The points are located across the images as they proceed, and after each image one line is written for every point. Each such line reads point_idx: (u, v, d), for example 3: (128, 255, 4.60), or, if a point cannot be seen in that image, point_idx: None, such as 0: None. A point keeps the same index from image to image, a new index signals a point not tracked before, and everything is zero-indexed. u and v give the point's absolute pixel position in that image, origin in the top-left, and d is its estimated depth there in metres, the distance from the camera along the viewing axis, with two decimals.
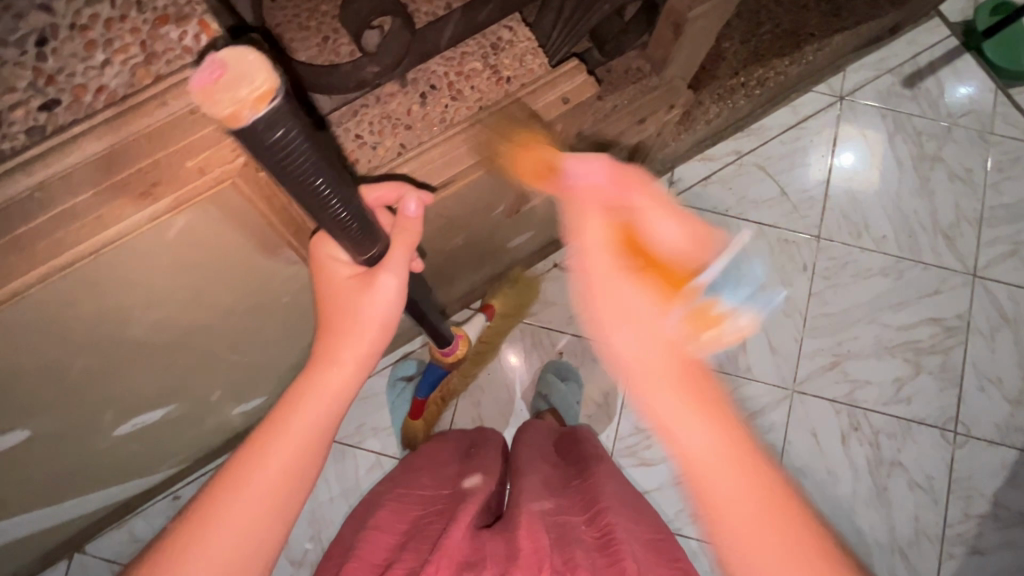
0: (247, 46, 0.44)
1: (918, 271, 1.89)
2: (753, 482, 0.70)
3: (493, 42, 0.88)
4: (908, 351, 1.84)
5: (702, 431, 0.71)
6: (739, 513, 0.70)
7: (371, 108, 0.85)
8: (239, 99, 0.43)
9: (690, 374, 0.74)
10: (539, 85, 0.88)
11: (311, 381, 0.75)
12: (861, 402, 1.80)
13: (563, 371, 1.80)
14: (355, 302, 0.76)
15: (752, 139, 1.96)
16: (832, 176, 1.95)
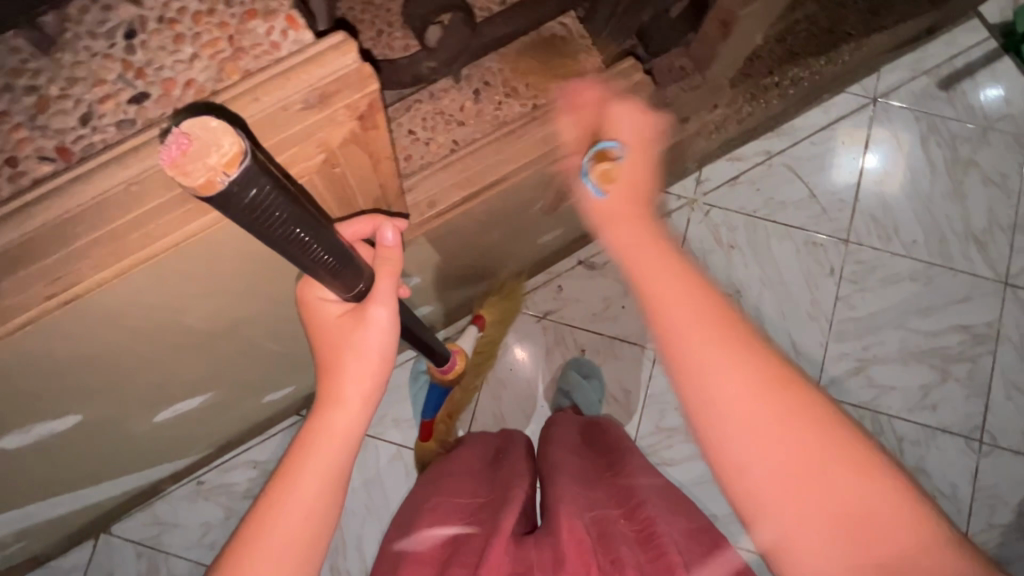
0: (207, 116, 0.46)
1: (948, 277, 1.86)
2: (775, 410, 0.66)
3: (548, 38, 0.92)
4: (935, 357, 1.82)
5: (720, 370, 0.68)
6: (761, 444, 0.66)
7: (425, 103, 0.89)
8: (211, 165, 0.45)
9: (709, 319, 0.69)
10: (597, 81, 0.88)
11: (319, 424, 0.78)
12: (886, 409, 1.79)
13: (585, 368, 1.81)
14: (349, 345, 0.79)
15: (782, 139, 1.94)
16: (863, 177, 1.93)
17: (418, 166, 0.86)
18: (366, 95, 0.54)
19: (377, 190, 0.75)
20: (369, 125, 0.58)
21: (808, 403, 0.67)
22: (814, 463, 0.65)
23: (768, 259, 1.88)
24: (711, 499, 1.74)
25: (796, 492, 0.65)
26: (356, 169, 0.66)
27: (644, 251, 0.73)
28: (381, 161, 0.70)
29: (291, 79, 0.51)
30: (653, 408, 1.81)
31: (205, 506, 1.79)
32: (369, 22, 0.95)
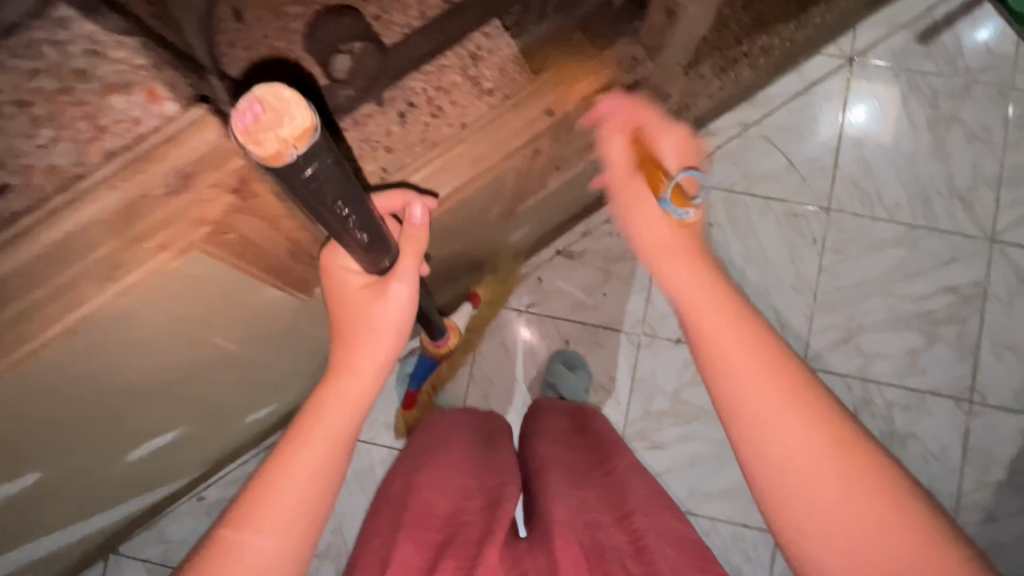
0: (282, 86, 0.52)
1: (933, 238, 1.82)
2: (840, 459, 0.67)
3: (472, 51, 0.94)
4: (923, 321, 1.80)
5: (787, 417, 0.69)
6: (817, 492, 0.67)
7: (352, 130, 0.89)
8: (278, 134, 0.51)
9: (779, 373, 0.71)
10: (523, 96, 0.89)
11: (333, 391, 0.80)
12: (873, 377, 1.78)
13: (570, 359, 1.80)
14: (369, 318, 0.82)
15: (757, 109, 1.87)
16: (844, 139, 1.87)
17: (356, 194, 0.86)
18: (230, 170, 0.57)
19: (288, 242, 0.75)
20: (248, 196, 0.62)
21: (869, 454, 0.67)
22: (867, 520, 0.65)
23: (750, 231, 1.84)
24: (702, 478, 1.76)
25: (848, 536, 0.65)
26: (253, 229, 0.67)
27: (716, 302, 0.75)
28: (280, 214, 0.69)
29: (149, 163, 0.53)
30: (641, 393, 1.81)
31: (208, 520, 1.82)
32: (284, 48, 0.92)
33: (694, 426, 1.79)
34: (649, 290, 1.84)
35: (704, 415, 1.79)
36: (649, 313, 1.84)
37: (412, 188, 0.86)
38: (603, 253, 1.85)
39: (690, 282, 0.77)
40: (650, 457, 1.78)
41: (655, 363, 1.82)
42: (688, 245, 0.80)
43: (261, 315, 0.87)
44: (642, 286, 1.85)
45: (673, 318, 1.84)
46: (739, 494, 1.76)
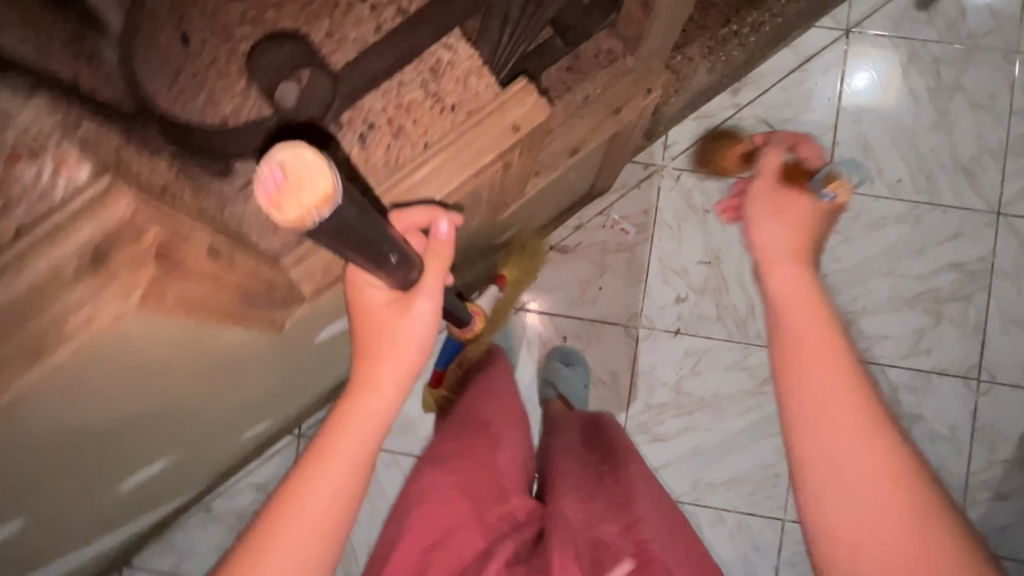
0: (300, 149, 0.56)
1: (937, 215, 1.77)
2: (892, 480, 0.71)
3: (432, 66, 0.86)
4: (927, 300, 1.75)
5: (858, 430, 0.73)
6: (870, 506, 0.70)
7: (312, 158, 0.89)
8: (301, 198, 0.56)
9: (859, 391, 0.75)
10: (488, 110, 0.81)
11: (353, 407, 0.82)
12: (878, 359, 1.75)
13: (568, 356, 1.78)
14: (391, 332, 0.85)
15: (750, 89, 1.81)
16: (841, 115, 1.80)
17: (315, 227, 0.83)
18: (149, 240, 0.55)
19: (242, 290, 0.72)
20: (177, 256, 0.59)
21: (922, 483, 0.71)
22: (910, 545, 0.68)
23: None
24: (706, 468, 1.75)
25: (895, 554, 0.68)
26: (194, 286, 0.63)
27: (813, 317, 0.80)
28: (215, 266, 0.66)
29: (61, 238, 0.50)
30: (642, 386, 1.79)
31: (216, 530, 1.84)
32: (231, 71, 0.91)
33: (695, 417, 1.77)
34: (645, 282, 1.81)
35: (706, 406, 1.77)
36: (647, 305, 1.81)
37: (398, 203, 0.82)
38: (598, 247, 1.82)
39: (793, 289, 0.83)
40: (652, 450, 1.77)
41: (654, 355, 1.80)
42: (790, 259, 0.85)
43: (229, 356, 0.82)
44: (639, 279, 1.81)
45: (671, 309, 1.80)
46: (744, 483, 1.75)
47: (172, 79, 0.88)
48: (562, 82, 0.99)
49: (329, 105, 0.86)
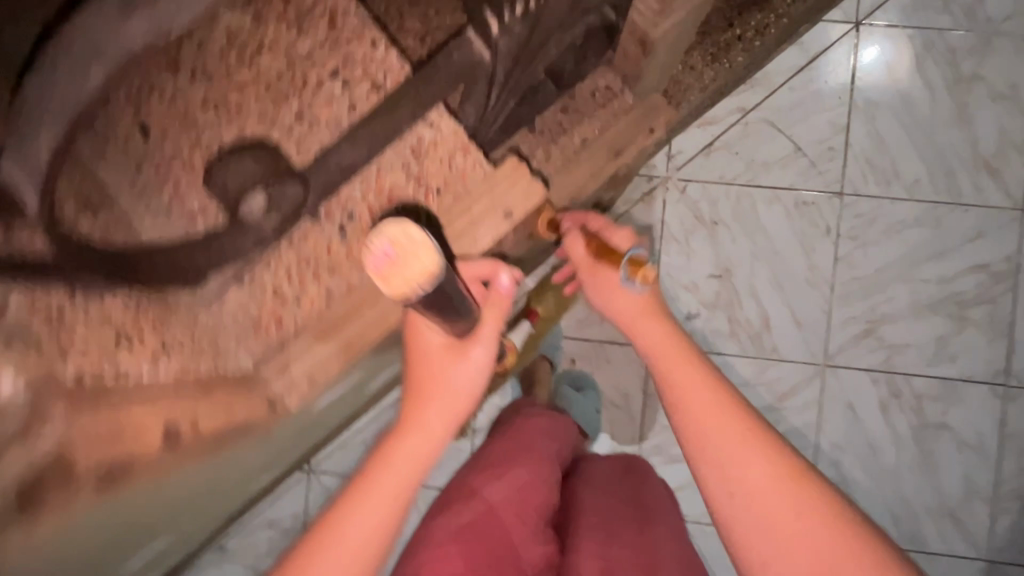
0: (410, 227, 0.57)
1: (959, 215, 1.68)
2: (788, 491, 0.66)
3: (413, 145, 0.83)
4: (950, 304, 1.68)
5: (741, 447, 0.69)
6: (771, 529, 0.66)
7: (287, 253, 0.85)
8: (403, 275, 0.57)
9: (730, 408, 0.72)
10: (480, 190, 0.86)
11: (400, 442, 0.74)
12: (900, 368, 1.68)
13: (578, 379, 1.72)
14: (442, 373, 0.78)
15: (757, 92, 1.71)
16: (854, 114, 1.70)
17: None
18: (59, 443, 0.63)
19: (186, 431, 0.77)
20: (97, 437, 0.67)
21: (809, 479, 0.67)
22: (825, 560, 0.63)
23: (755, 225, 1.71)
24: None
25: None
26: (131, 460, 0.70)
27: (672, 350, 0.78)
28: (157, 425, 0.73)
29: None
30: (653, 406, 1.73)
31: None
32: (199, 165, 0.78)
33: None
34: None
35: None
36: None
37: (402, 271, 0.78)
38: None
39: (654, 337, 0.80)
40: (669, 472, 1.72)
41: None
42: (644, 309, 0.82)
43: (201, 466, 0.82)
44: None
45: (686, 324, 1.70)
46: None
47: (131, 177, 0.76)
48: (558, 124, 0.92)
49: (301, 205, 0.81)
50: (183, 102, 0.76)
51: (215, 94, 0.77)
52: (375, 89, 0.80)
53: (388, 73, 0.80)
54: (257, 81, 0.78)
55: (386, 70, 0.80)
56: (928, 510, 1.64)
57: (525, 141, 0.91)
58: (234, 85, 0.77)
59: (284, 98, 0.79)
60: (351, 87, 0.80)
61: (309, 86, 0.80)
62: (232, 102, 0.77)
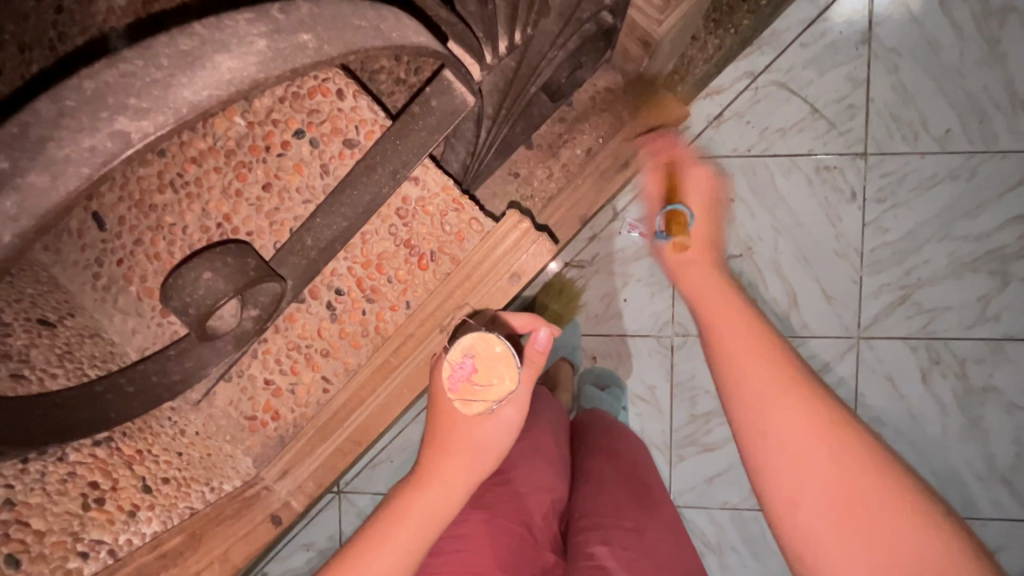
0: (493, 340, 0.49)
1: (1005, 161, 1.03)
2: (871, 493, 0.37)
3: (397, 208, 0.55)
4: (1001, 265, 1.04)
5: (780, 403, 0.40)
6: (804, 470, 0.38)
7: (249, 374, 0.56)
8: (487, 402, 0.49)
9: (775, 360, 0.42)
10: (481, 259, 0.57)
11: (402, 506, 0.49)
12: (940, 336, 1.05)
13: (603, 378, 1.10)
14: (471, 431, 0.52)
15: (766, 51, 1.06)
16: (882, 48, 1.04)
17: (285, 437, 0.58)
18: None
19: None
20: None
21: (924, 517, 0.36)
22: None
23: (775, 200, 1.07)
24: None
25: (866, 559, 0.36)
26: None
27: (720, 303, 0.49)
28: None
29: None
30: (686, 401, 1.09)
31: None
32: (167, 255, 0.56)
33: None
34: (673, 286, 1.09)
35: None
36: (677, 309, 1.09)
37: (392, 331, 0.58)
38: None
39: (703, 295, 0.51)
40: (698, 466, 1.09)
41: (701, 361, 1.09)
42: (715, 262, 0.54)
43: None
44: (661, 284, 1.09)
45: None
46: None
47: (94, 275, 0.57)
48: (557, 136, 0.82)
49: (271, 317, 0.50)
50: (141, 180, 0.55)
51: (177, 169, 0.55)
52: (342, 151, 0.55)
53: (356, 127, 0.55)
54: (217, 152, 0.55)
55: (356, 124, 0.55)
56: (983, 478, 1.04)
57: (523, 159, 0.82)
58: (190, 156, 0.55)
59: (246, 166, 0.56)
60: (317, 149, 0.56)
61: (269, 152, 0.56)
62: (194, 176, 0.55)
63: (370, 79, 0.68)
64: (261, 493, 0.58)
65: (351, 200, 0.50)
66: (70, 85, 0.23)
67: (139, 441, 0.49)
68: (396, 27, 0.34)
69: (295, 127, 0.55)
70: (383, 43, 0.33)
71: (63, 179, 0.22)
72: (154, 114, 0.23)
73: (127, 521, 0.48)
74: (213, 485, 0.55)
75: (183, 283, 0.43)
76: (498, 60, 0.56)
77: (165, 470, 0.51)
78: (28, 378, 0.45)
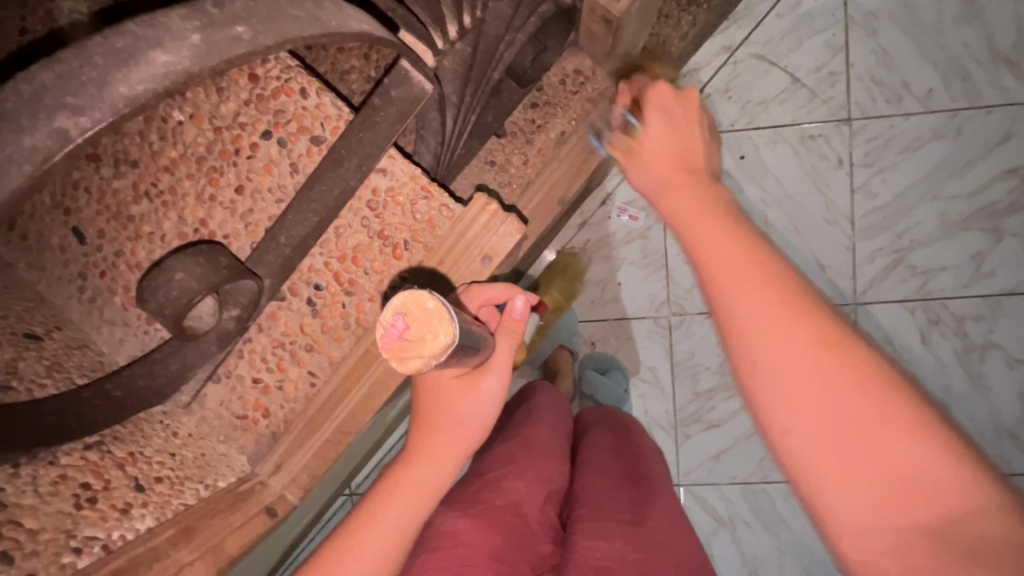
0: (424, 293, 0.41)
1: (991, 114, 1.01)
2: (897, 439, 0.28)
3: (368, 200, 0.57)
4: (992, 218, 1.01)
5: (779, 332, 0.31)
6: (815, 411, 0.30)
7: (238, 372, 0.58)
8: (423, 360, 0.41)
9: (769, 274, 0.33)
10: (454, 245, 0.58)
11: (392, 482, 0.51)
12: (936, 296, 1.03)
13: (602, 361, 1.11)
14: (456, 408, 0.54)
15: (742, 24, 1.06)
16: (855, 10, 1.03)
17: (277, 432, 0.60)
18: None
19: None
20: None
21: (958, 452, 0.28)
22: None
23: (761, 172, 1.07)
24: None
25: (885, 511, 0.28)
26: None
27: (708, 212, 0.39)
28: None
29: None
30: (685, 378, 1.09)
31: None
32: (148, 262, 0.57)
33: None
34: (664, 264, 1.09)
35: None
36: (670, 287, 1.09)
37: (372, 322, 0.59)
38: None
39: (682, 200, 0.42)
40: (703, 443, 1.09)
41: (700, 338, 1.09)
42: (673, 161, 0.46)
43: None
44: (651, 263, 1.10)
45: None
46: None
47: (78, 288, 0.58)
48: (530, 122, 0.82)
49: (252, 312, 0.51)
50: (117, 192, 0.56)
51: (151, 178, 0.56)
52: (310, 148, 0.56)
53: (322, 124, 0.56)
54: (189, 158, 0.56)
55: (321, 121, 0.56)
56: (989, 435, 1.01)
57: (498, 148, 0.82)
58: (163, 165, 0.56)
59: (219, 172, 0.57)
60: (285, 149, 0.56)
61: (239, 155, 0.57)
62: (168, 184, 0.57)
63: (341, 79, 0.69)
64: (256, 488, 0.59)
65: (321, 194, 0.51)
66: (8, 89, 0.24)
67: (132, 444, 0.51)
68: (336, 15, 0.35)
69: (264, 129, 0.56)
70: (323, 31, 0.34)
71: (7, 178, 0.23)
72: (91, 111, 0.24)
73: (121, 518, 0.48)
74: (208, 483, 0.56)
75: (158, 286, 0.44)
76: (450, 45, 0.57)
77: (158, 470, 0.52)
78: (16, 388, 0.46)
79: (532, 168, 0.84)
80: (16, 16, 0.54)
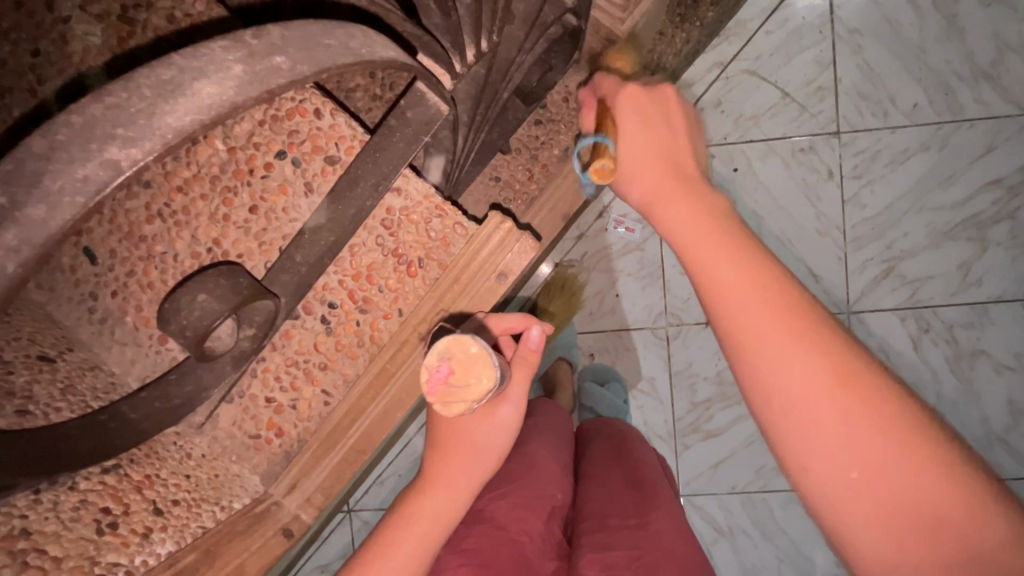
0: (468, 339, 0.46)
1: (974, 128, 1.04)
2: (917, 472, 0.30)
3: (382, 218, 0.57)
4: (978, 228, 1.04)
5: (798, 370, 0.32)
6: (830, 439, 0.31)
7: (249, 396, 0.57)
8: (465, 403, 0.45)
9: (787, 308, 0.34)
10: (467, 265, 0.60)
11: (407, 513, 0.51)
12: (928, 305, 1.05)
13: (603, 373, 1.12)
14: (471, 429, 0.54)
15: (733, 40, 1.09)
16: (840, 29, 1.06)
17: (290, 451, 0.60)
18: None
19: None
20: None
21: (972, 481, 0.30)
22: None
23: (757, 186, 1.09)
24: None
25: (905, 541, 0.30)
26: None
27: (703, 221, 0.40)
28: None
29: None
30: (685, 390, 1.10)
31: None
32: (160, 282, 0.57)
33: None
34: (663, 277, 1.10)
35: None
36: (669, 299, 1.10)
37: (386, 340, 0.60)
38: None
39: (683, 215, 0.41)
40: (705, 453, 1.09)
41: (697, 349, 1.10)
42: (664, 167, 0.44)
43: None
44: (651, 274, 1.11)
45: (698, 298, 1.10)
46: None
47: (89, 309, 0.58)
48: (535, 137, 0.83)
49: (266, 336, 0.51)
50: (129, 213, 0.56)
51: (164, 199, 0.56)
52: (325, 168, 0.57)
53: (336, 144, 0.56)
54: (202, 178, 0.57)
55: (335, 142, 0.56)
56: (980, 440, 1.03)
57: (502, 164, 0.83)
58: (177, 185, 0.56)
59: (231, 192, 0.57)
60: (299, 168, 0.57)
61: (253, 175, 0.57)
62: (181, 205, 0.56)
63: (346, 98, 0.69)
64: (271, 508, 0.61)
65: (336, 214, 0.52)
66: (59, 121, 0.24)
67: (148, 467, 0.50)
68: (364, 43, 0.36)
69: (276, 148, 0.57)
70: (353, 59, 0.35)
71: (60, 209, 0.23)
72: (142, 141, 0.25)
73: (141, 543, 0.49)
74: (222, 504, 0.56)
75: (180, 306, 0.44)
76: (467, 69, 0.58)
77: (175, 492, 0.52)
78: (32, 414, 0.46)
79: (536, 184, 0.84)
80: (28, 40, 0.55)
